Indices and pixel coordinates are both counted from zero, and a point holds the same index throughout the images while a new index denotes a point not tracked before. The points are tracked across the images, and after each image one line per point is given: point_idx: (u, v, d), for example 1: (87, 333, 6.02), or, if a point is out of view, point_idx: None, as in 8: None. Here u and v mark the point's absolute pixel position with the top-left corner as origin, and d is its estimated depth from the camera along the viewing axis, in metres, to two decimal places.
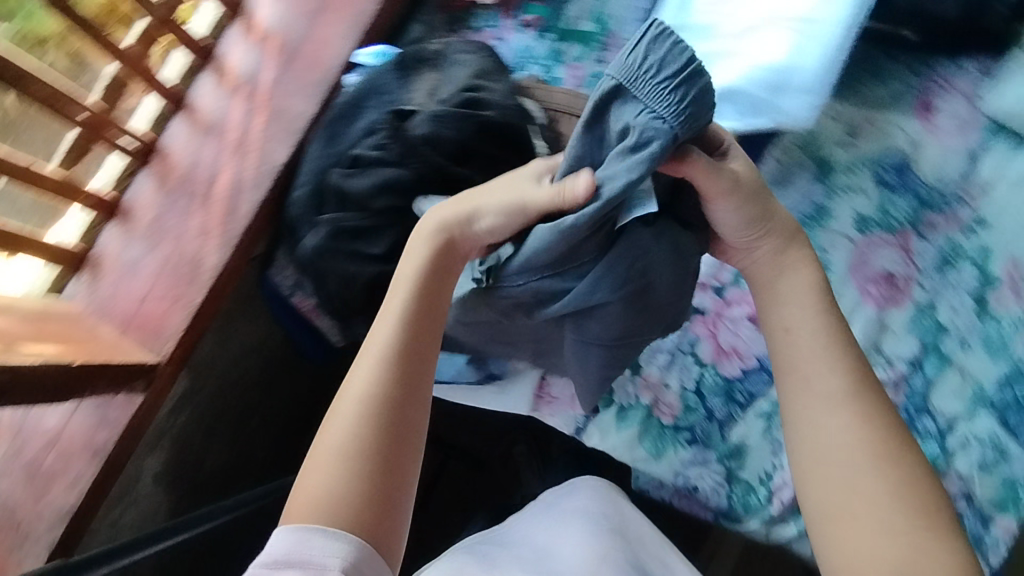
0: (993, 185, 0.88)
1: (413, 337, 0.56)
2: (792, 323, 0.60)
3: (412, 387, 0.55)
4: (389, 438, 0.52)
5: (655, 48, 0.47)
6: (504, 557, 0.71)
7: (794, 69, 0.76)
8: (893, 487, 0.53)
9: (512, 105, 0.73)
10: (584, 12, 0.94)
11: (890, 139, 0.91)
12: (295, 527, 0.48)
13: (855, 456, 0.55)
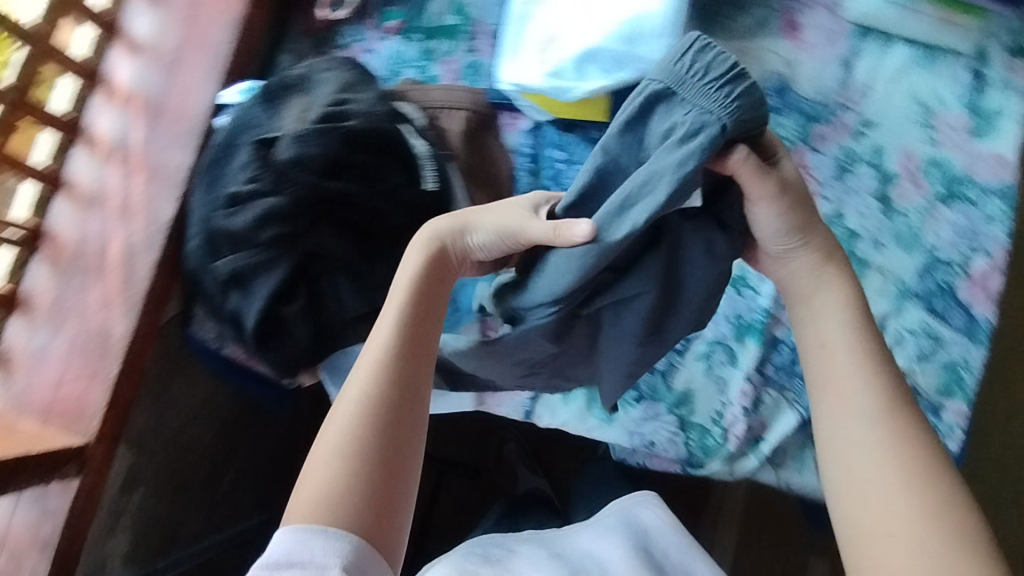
0: (872, 86, 0.90)
1: (413, 338, 0.58)
2: (829, 339, 0.60)
3: (413, 387, 0.56)
4: (393, 436, 0.54)
5: (702, 55, 0.52)
6: (514, 558, 0.77)
7: (646, 16, 0.77)
8: (925, 504, 0.52)
9: (375, 111, 0.75)
10: (446, 6, 0.95)
11: (765, 64, 0.92)
12: (299, 529, 0.49)
13: (884, 473, 0.54)
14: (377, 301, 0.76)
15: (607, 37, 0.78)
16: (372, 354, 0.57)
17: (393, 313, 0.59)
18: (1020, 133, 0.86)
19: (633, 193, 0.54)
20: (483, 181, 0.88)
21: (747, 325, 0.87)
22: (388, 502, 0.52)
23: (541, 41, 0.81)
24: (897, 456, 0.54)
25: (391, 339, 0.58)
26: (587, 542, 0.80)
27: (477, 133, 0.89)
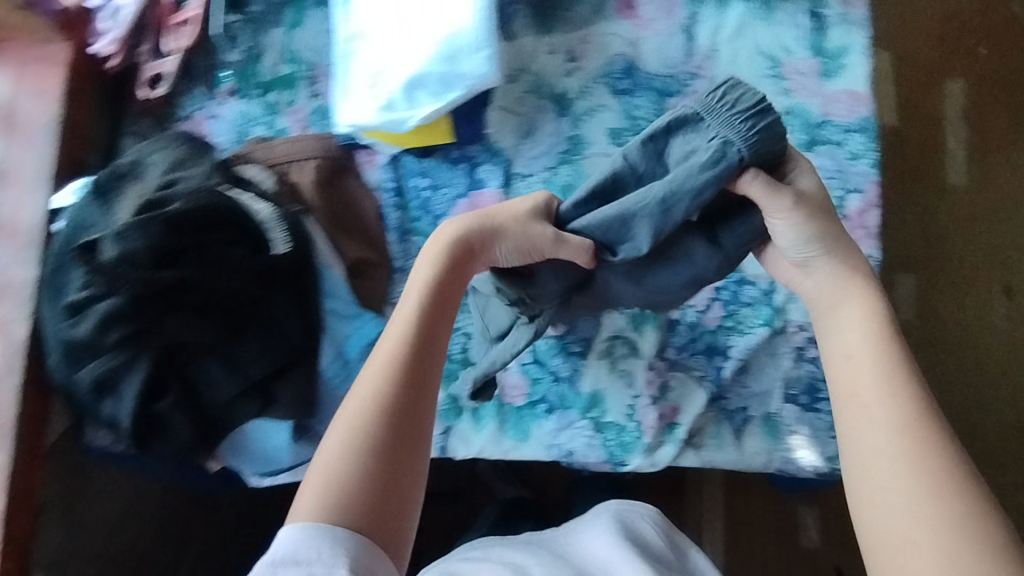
0: (717, 48, 0.88)
1: (423, 337, 0.62)
2: (853, 350, 0.61)
3: (422, 385, 0.60)
4: (398, 433, 0.56)
5: (735, 93, 0.60)
6: (513, 554, 0.80)
7: (457, 32, 0.74)
8: (954, 513, 0.50)
9: (201, 186, 0.73)
10: (277, 55, 0.92)
11: (608, 48, 0.90)
12: (306, 531, 0.51)
13: (908, 484, 0.52)
14: (251, 376, 0.75)
15: (429, 61, 0.75)
16: (382, 355, 0.60)
17: (406, 314, 0.63)
18: (867, 65, 0.85)
19: (647, 203, 0.64)
20: (348, 226, 0.87)
21: (642, 313, 0.85)
22: (392, 500, 0.54)
23: (370, 75, 0.78)
24: (926, 467, 0.52)
25: (403, 339, 0.61)
26: (586, 541, 0.82)
27: (332, 179, 0.87)
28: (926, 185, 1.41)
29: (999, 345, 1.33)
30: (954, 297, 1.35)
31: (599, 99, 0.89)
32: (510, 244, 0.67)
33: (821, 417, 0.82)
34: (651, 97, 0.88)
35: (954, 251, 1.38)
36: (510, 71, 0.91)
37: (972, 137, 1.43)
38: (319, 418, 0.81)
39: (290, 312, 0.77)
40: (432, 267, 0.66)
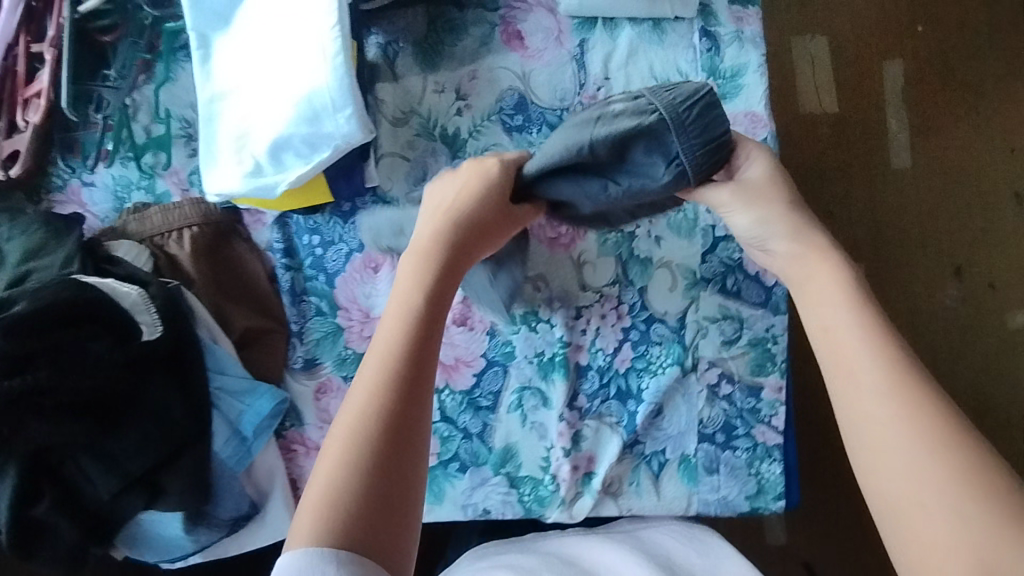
0: (609, 76, 0.84)
1: (418, 336, 0.55)
2: (830, 322, 0.57)
3: (419, 386, 0.52)
4: (400, 440, 0.50)
5: (705, 118, 0.60)
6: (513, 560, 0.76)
7: (315, 91, 0.69)
8: (953, 464, 0.47)
9: (55, 282, 0.68)
10: (148, 114, 0.86)
11: (497, 82, 0.85)
12: (308, 559, 0.44)
13: (912, 449, 0.49)
14: (131, 471, 0.71)
15: (291, 122, 0.70)
16: (375, 360, 0.53)
17: (396, 316, 0.56)
18: (764, 85, 0.82)
19: (598, 193, 0.67)
20: (236, 294, 0.83)
21: (550, 361, 0.82)
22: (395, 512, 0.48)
23: (233, 138, 0.73)
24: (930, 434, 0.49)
25: (395, 340, 0.54)
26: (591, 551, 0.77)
27: (214, 245, 0.82)
28: (870, 168, 1.34)
29: (953, 329, 1.30)
30: (903, 286, 1.31)
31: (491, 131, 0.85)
32: (485, 236, 0.65)
33: (738, 454, 0.80)
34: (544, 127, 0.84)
35: (901, 238, 1.33)
36: (399, 114, 0.85)
37: (913, 116, 1.35)
38: (217, 501, 0.77)
39: (171, 398, 0.73)
40: (421, 265, 0.60)
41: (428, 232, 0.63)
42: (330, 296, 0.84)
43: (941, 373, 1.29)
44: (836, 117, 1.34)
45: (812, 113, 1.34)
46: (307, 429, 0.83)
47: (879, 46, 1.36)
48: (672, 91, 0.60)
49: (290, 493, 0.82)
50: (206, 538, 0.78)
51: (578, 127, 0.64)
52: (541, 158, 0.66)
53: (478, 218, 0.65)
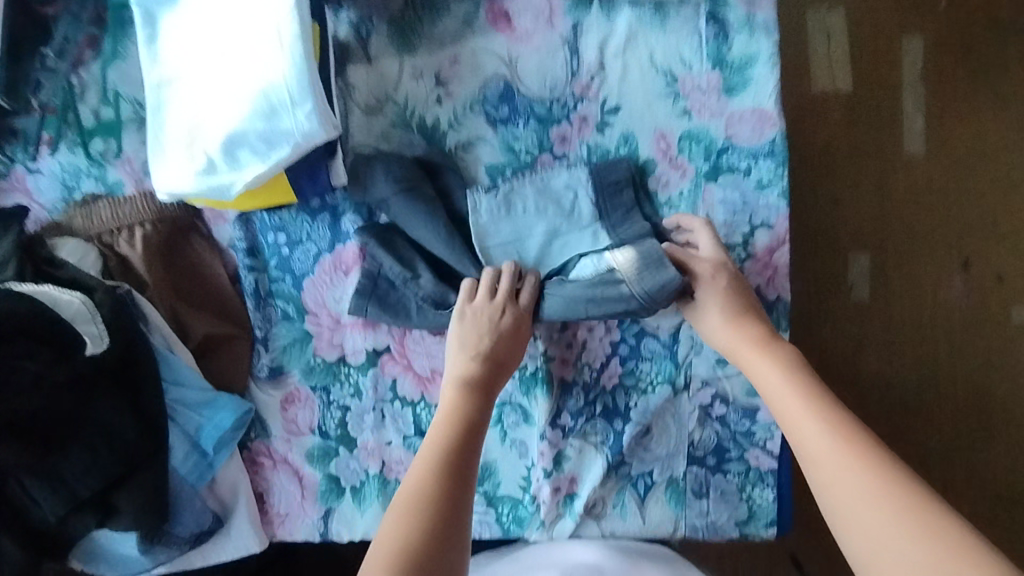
0: (605, 65, 0.77)
1: (462, 446, 0.64)
2: (764, 382, 0.65)
3: (460, 486, 0.62)
4: (443, 540, 0.58)
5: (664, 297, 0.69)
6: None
7: (273, 85, 0.62)
8: (900, 500, 0.52)
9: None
10: (97, 96, 0.78)
11: (481, 68, 0.77)
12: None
13: (865, 484, 0.54)
14: (80, 494, 0.66)
15: (247, 116, 0.63)
16: (424, 465, 0.63)
17: (445, 425, 0.66)
18: (775, 79, 0.75)
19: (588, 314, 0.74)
20: (194, 296, 0.77)
21: (532, 376, 0.76)
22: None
23: (184, 132, 0.66)
24: (872, 476, 0.54)
25: (445, 434, 0.65)
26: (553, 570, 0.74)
27: (170, 244, 0.76)
28: (880, 154, 1.23)
29: (961, 325, 1.21)
30: (908, 280, 1.22)
31: (475, 204, 0.73)
32: (513, 355, 0.71)
33: (729, 478, 0.75)
34: (535, 193, 0.74)
35: (908, 229, 1.22)
36: (373, 101, 0.78)
37: (930, 98, 1.23)
38: (175, 519, 0.73)
39: (122, 416, 0.68)
40: (463, 383, 0.69)
41: (470, 355, 0.70)
42: (297, 300, 0.77)
43: (941, 374, 1.20)
44: (848, 100, 1.23)
45: (823, 94, 1.23)
46: (273, 441, 0.78)
47: (900, 17, 1.23)
48: (656, 295, 0.68)
49: (256, 507, 0.78)
50: (166, 556, 0.74)
51: (575, 308, 0.70)
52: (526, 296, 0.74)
53: (500, 349, 0.70)
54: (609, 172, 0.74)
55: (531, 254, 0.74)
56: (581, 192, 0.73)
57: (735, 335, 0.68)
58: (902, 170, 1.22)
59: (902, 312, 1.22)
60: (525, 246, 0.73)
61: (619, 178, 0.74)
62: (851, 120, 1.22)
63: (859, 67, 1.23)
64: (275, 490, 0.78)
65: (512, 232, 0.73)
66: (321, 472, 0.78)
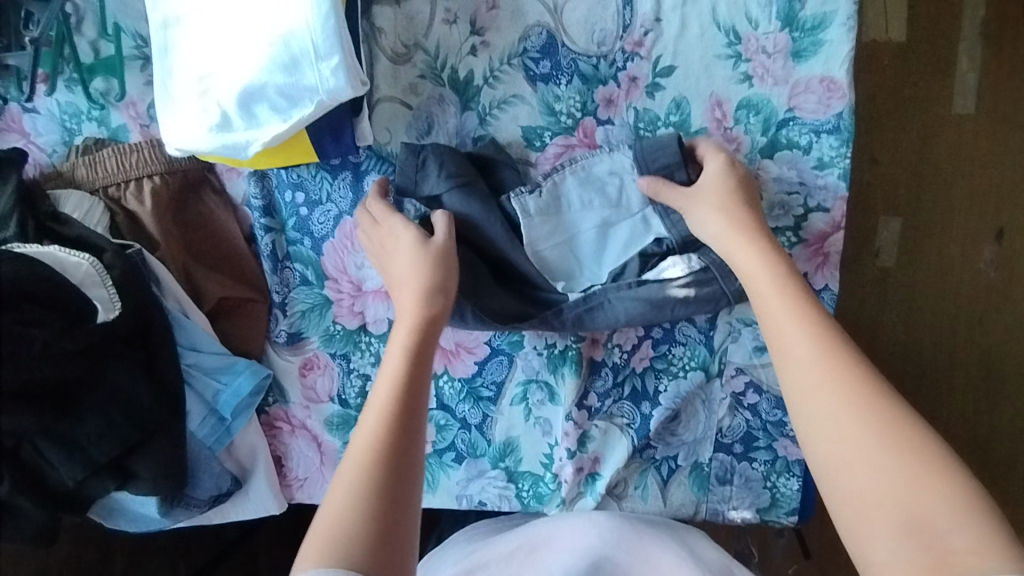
0: (661, 17, 0.68)
1: (408, 397, 0.55)
2: (748, 276, 0.58)
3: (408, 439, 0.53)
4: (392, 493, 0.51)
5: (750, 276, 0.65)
6: (483, 546, 0.74)
7: (295, 32, 0.55)
8: (878, 425, 0.47)
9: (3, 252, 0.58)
10: (95, 28, 0.70)
11: (522, 15, 0.69)
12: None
13: (832, 399, 0.49)
14: (96, 459, 0.64)
15: (264, 67, 0.56)
16: (365, 437, 0.53)
17: (387, 384, 0.56)
18: (851, 43, 0.67)
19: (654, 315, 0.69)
20: (208, 256, 0.73)
21: (561, 355, 0.74)
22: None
23: (194, 80, 0.60)
24: (849, 397, 0.48)
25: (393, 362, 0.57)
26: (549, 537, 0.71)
27: (180, 199, 0.71)
28: (928, 112, 1.09)
29: (1007, 294, 1.12)
30: (938, 247, 1.12)
31: (521, 206, 0.67)
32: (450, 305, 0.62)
33: (755, 466, 0.74)
34: (577, 182, 0.68)
35: (948, 194, 1.11)
36: (400, 48, 0.70)
37: (987, 51, 1.09)
38: (195, 482, 0.72)
39: (134, 377, 0.64)
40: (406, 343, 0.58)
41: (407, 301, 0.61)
42: (317, 264, 0.73)
43: (960, 352, 1.13)
44: (901, 51, 1.09)
45: (873, 44, 1.09)
46: (292, 407, 0.76)
47: None
48: (742, 279, 0.65)
49: (275, 471, 0.77)
50: (185, 516, 0.74)
51: (662, 307, 0.67)
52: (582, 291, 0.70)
53: (442, 291, 0.61)
54: (653, 145, 0.66)
55: (590, 253, 0.69)
56: (624, 175, 0.68)
57: (729, 228, 0.60)
58: (956, 134, 1.10)
59: (949, 286, 1.12)
60: (581, 242, 0.69)
61: (666, 158, 0.65)
62: (904, 76, 1.09)
63: (924, 13, 1.08)
64: (294, 455, 0.78)
65: (563, 228, 0.69)
66: (340, 440, 0.76)
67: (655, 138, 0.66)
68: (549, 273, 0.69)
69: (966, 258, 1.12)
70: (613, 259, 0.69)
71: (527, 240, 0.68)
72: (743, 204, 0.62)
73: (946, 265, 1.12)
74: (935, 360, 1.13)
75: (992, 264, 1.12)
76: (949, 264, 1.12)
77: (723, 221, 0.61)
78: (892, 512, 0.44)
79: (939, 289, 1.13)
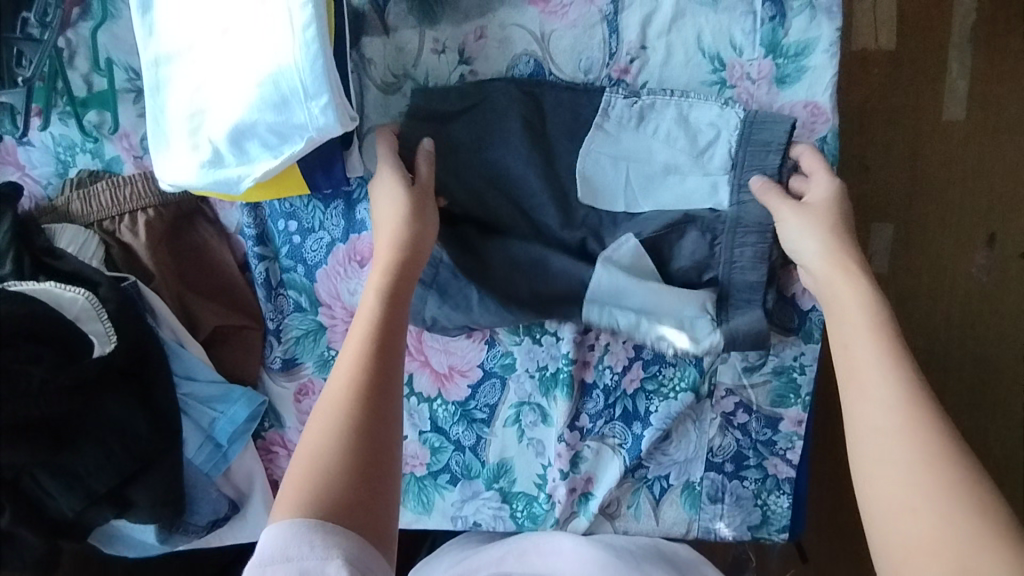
0: (647, 45, 0.69)
1: (378, 341, 0.58)
2: (845, 314, 0.58)
3: (378, 382, 0.56)
4: (364, 438, 0.53)
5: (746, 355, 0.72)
6: (473, 556, 0.76)
7: (282, 71, 0.56)
8: (943, 478, 0.47)
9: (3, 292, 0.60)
10: (87, 61, 0.70)
11: (510, 44, 0.70)
12: (285, 524, 0.49)
13: (903, 446, 0.50)
14: (95, 489, 0.64)
15: (253, 106, 0.57)
16: (338, 381, 0.56)
17: (360, 329, 0.59)
18: (834, 69, 0.68)
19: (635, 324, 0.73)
20: (203, 285, 0.74)
21: (552, 377, 0.75)
22: (373, 520, 0.50)
23: (186, 116, 0.61)
24: (921, 445, 0.49)
25: (368, 310, 0.60)
26: (535, 553, 0.74)
27: (173, 229, 0.73)
28: (918, 122, 1.10)
29: (995, 298, 1.13)
30: (927, 254, 1.12)
31: (609, 104, 0.68)
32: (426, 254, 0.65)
33: (746, 484, 0.75)
34: (674, 117, 0.68)
35: (939, 202, 1.11)
36: (390, 77, 0.71)
37: (977, 59, 1.09)
38: (193, 508, 0.73)
39: (131, 409, 0.65)
40: (381, 284, 0.61)
41: (384, 248, 0.63)
42: (310, 291, 0.74)
43: (952, 357, 1.14)
44: (889, 60, 1.08)
45: (861, 53, 1.08)
46: (287, 432, 0.77)
47: None
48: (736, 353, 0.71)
49: (271, 495, 0.78)
50: (184, 540, 0.75)
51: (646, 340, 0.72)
52: (604, 209, 0.70)
53: (414, 244, 0.63)
54: (769, 118, 0.66)
55: (637, 184, 0.69)
56: (724, 132, 0.67)
57: (829, 259, 0.61)
58: (947, 143, 1.10)
59: (941, 292, 1.13)
60: (638, 169, 0.68)
61: (773, 131, 0.66)
62: (892, 88, 1.09)
63: (912, 24, 1.08)
64: None
65: (634, 147, 0.68)
66: None
67: (774, 115, 0.67)
68: (587, 176, 0.69)
69: (955, 265, 1.12)
70: (654, 202, 0.69)
71: (580, 147, 0.69)
72: (819, 224, 0.62)
73: (940, 270, 1.13)
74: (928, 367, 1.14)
75: (983, 268, 1.13)
76: (941, 268, 1.13)
77: (804, 227, 0.62)
78: (942, 557, 0.45)
79: (933, 294, 1.13)
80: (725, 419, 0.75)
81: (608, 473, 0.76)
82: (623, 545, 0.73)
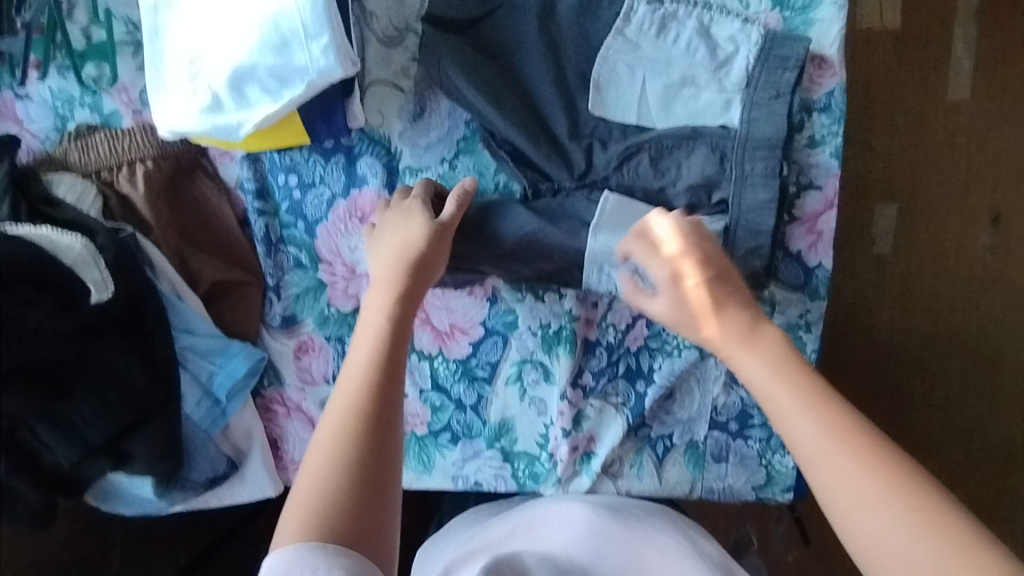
0: None
1: (384, 354, 0.55)
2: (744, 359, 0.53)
3: (386, 401, 0.52)
4: (368, 458, 0.50)
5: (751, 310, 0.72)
6: (479, 529, 0.74)
7: (283, 13, 0.56)
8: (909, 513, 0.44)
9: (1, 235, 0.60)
10: (86, 13, 0.70)
11: None
12: (289, 549, 0.46)
13: (866, 485, 0.46)
14: (91, 441, 0.63)
15: (254, 49, 0.57)
16: (342, 398, 0.53)
17: (367, 343, 0.56)
18: (841, 22, 0.67)
19: None
20: (202, 239, 0.74)
21: (556, 335, 0.74)
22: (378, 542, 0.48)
23: (186, 62, 0.60)
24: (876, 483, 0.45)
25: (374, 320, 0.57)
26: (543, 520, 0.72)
27: (173, 182, 0.72)
28: (924, 94, 1.08)
29: (1001, 275, 1.12)
30: (934, 229, 1.11)
31: (631, 7, 0.66)
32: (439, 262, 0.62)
33: (750, 444, 0.75)
34: (695, 28, 0.66)
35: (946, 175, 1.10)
36: (391, 31, 0.70)
37: (984, 34, 1.08)
38: (192, 464, 0.73)
39: (128, 361, 0.65)
40: (390, 289, 0.59)
41: (389, 260, 0.61)
42: (311, 247, 0.73)
43: (957, 332, 1.12)
44: (895, 32, 1.07)
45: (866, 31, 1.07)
46: (287, 390, 0.77)
47: None
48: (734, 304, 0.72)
49: (271, 454, 0.78)
50: (182, 497, 0.74)
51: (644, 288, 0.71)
52: (614, 121, 0.69)
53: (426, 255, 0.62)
54: (787, 39, 0.66)
55: (652, 98, 0.67)
56: (743, 48, 0.66)
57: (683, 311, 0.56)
58: (954, 115, 1.09)
59: (947, 267, 1.11)
60: (654, 80, 0.67)
61: (791, 51, 0.65)
62: (898, 59, 1.08)
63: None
64: (290, 438, 0.78)
65: (654, 55, 0.67)
66: None
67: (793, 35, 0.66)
68: (600, 86, 0.68)
69: (962, 239, 1.11)
70: (667, 121, 0.68)
71: (599, 54, 0.67)
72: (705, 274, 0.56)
73: (945, 245, 1.11)
74: (933, 343, 1.12)
75: (987, 245, 1.11)
76: (947, 243, 1.11)
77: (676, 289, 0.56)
78: None
79: (939, 269, 1.11)
80: (730, 378, 0.74)
81: (610, 432, 0.75)
82: (624, 504, 0.72)
